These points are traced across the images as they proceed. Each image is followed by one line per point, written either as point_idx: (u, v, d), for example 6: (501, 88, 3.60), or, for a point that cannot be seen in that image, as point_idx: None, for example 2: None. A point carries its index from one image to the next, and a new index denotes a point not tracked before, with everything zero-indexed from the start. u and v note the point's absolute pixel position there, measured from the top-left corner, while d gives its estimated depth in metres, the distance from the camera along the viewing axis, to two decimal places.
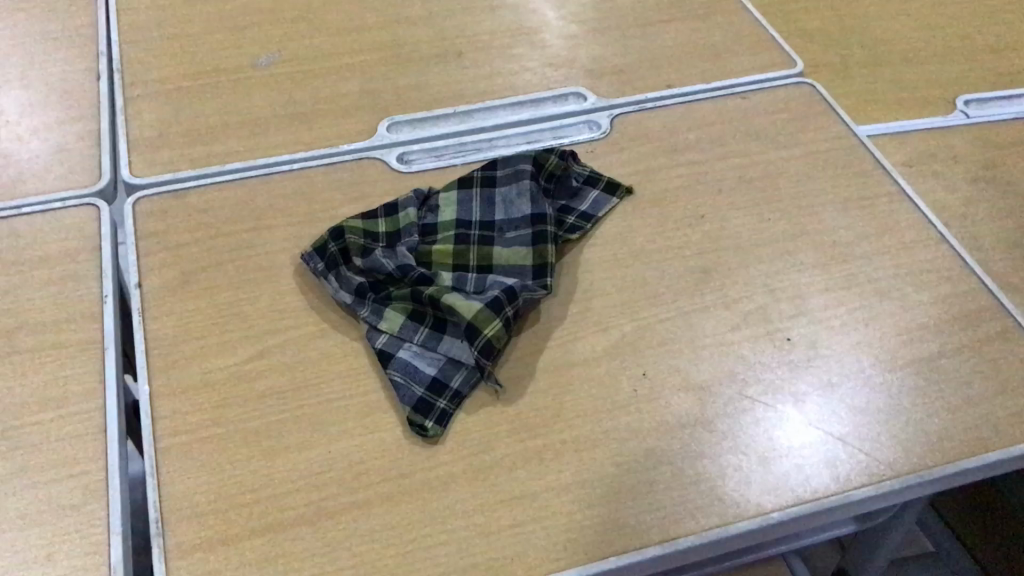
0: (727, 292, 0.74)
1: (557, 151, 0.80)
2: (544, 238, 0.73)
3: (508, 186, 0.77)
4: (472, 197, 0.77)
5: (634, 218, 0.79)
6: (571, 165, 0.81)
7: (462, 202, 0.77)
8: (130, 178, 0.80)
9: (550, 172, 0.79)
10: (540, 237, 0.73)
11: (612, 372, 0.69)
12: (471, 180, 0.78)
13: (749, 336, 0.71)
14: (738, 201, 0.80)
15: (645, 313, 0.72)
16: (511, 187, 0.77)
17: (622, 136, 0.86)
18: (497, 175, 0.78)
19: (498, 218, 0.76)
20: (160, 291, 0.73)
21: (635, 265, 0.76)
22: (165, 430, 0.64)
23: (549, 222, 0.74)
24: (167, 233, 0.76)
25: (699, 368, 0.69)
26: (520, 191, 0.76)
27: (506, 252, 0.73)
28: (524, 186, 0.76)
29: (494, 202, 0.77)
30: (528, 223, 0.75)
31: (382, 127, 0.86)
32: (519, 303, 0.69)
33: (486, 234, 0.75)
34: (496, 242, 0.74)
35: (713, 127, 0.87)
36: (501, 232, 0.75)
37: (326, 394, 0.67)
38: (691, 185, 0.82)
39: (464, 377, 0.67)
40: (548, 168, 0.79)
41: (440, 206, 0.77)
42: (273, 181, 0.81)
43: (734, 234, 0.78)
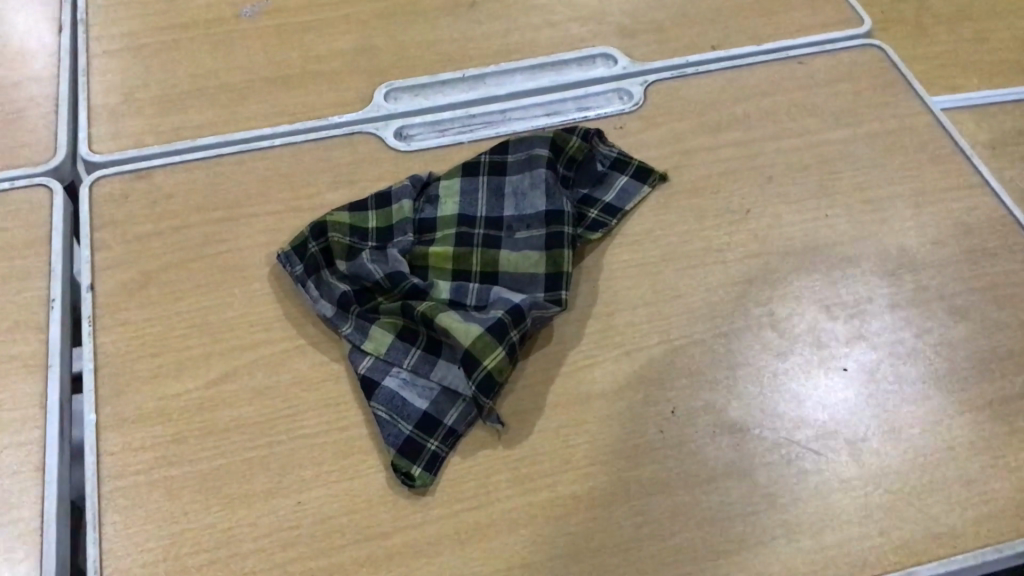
0: (774, 309, 0.63)
1: (580, 130, 0.69)
2: (560, 242, 0.62)
3: (520, 174, 0.66)
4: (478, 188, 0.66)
5: (667, 211, 0.68)
6: (596, 145, 0.70)
7: (466, 193, 0.66)
8: (88, 155, 0.70)
9: (571, 155, 0.68)
10: (555, 240, 0.63)
11: (635, 407, 0.58)
12: (477, 166, 0.67)
13: (799, 365, 0.60)
14: (791, 193, 0.69)
15: (677, 333, 0.62)
16: (524, 175, 0.66)
17: (656, 109, 0.74)
18: (508, 160, 0.67)
19: (508, 214, 0.65)
20: (116, 294, 0.63)
21: (666, 270, 0.64)
22: (113, 470, 0.56)
23: (566, 221, 0.63)
24: (127, 223, 0.66)
25: (738, 404, 0.59)
26: (534, 181, 0.65)
27: (515, 257, 0.63)
28: (538, 176, 0.65)
29: (504, 194, 0.66)
30: (542, 221, 0.64)
31: (379, 95, 0.75)
32: (527, 325, 0.59)
33: (493, 234, 0.64)
34: (504, 244, 0.64)
35: (763, 101, 0.74)
36: (510, 231, 0.64)
37: (300, 428, 0.57)
38: (736, 172, 0.70)
39: (461, 412, 0.57)
40: (568, 151, 0.68)
41: (439, 198, 0.66)
42: (251, 160, 0.70)
43: (785, 235, 0.67)
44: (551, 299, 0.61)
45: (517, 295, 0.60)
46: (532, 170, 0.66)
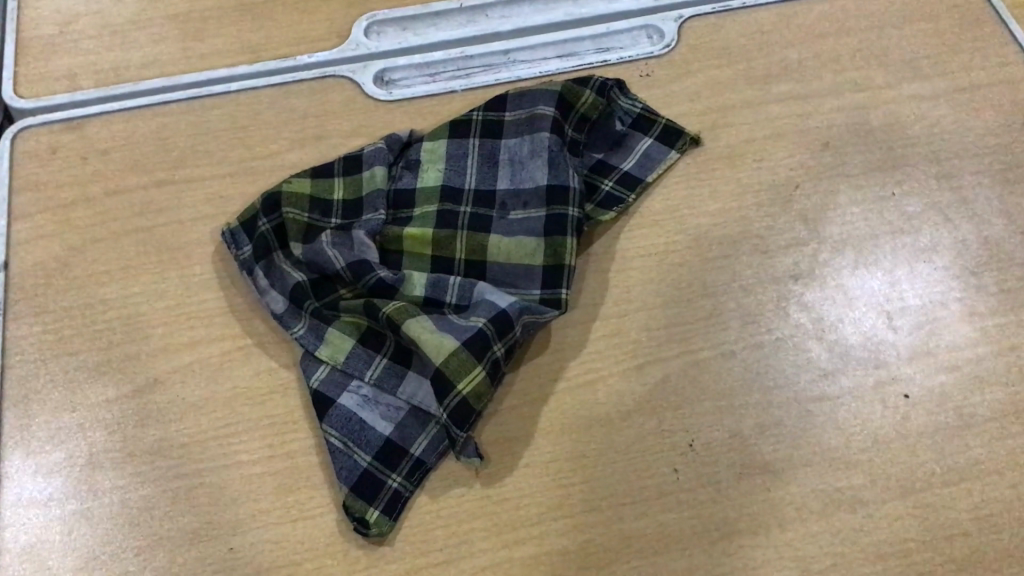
0: (821, 314, 0.51)
1: (595, 82, 0.56)
2: (562, 228, 0.51)
3: (518, 138, 0.55)
4: (468, 155, 0.55)
5: (698, 184, 0.56)
6: (616, 99, 0.58)
7: (453, 159, 0.55)
8: (13, 100, 0.59)
9: (582, 114, 0.56)
10: (557, 224, 0.51)
11: (644, 439, 0.48)
12: (468, 125, 0.56)
13: (851, 389, 0.49)
14: (850, 166, 0.56)
15: (701, 343, 0.50)
16: (523, 139, 0.54)
17: (690, 52, 0.61)
18: (506, 119, 0.56)
19: (502, 187, 0.54)
20: (32, 275, 0.53)
21: (693, 261, 0.53)
22: (14, 500, 0.47)
23: (572, 200, 0.52)
24: (53, 186, 0.56)
25: (772, 439, 0.48)
26: (534, 148, 0.54)
27: (507, 243, 0.51)
28: (540, 141, 0.54)
29: (499, 163, 0.54)
30: (542, 199, 0.52)
31: (359, 29, 0.63)
32: (516, 335, 0.48)
33: (482, 212, 0.53)
34: (496, 226, 0.52)
35: (822, 46, 0.61)
36: (503, 209, 0.53)
37: (237, 453, 0.47)
38: (784, 136, 0.57)
39: (431, 440, 0.47)
40: (579, 108, 0.56)
41: (421, 166, 0.54)
42: (203, 109, 0.59)
43: (841, 220, 0.54)
44: (549, 300, 0.50)
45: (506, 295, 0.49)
46: (533, 133, 0.54)
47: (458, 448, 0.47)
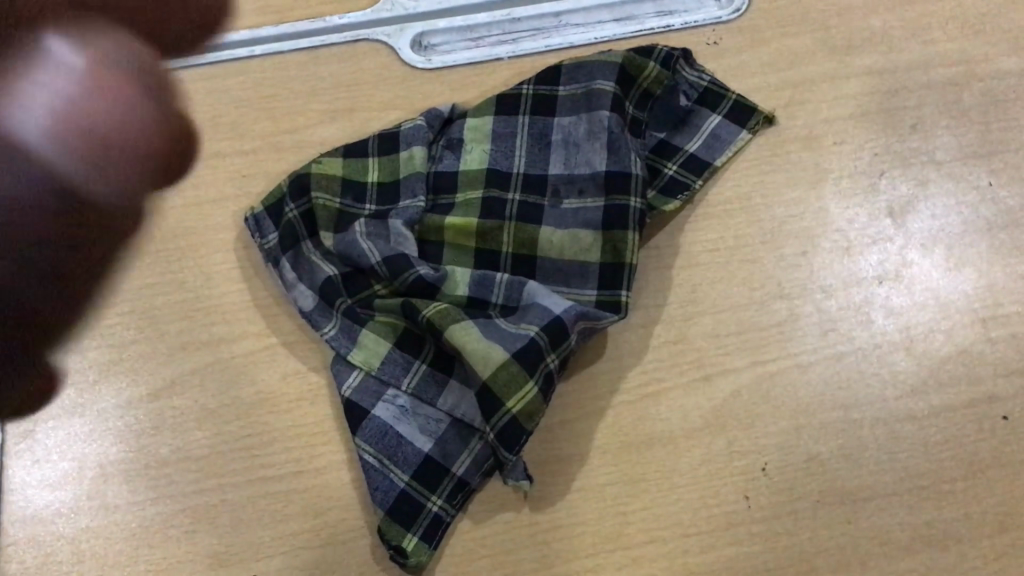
0: (910, 322, 0.46)
1: (659, 53, 0.51)
2: (621, 220, 0.46)
3: (572, 117, 0.49)
4: (517, 135, 0.49)
5: (771, 169, 0.50)
6: (680, 71, 0.52)
7: (500, 138, 0.49)
8: None
9: (644, 89, 0.51)
10: (616, 215, 0.46)
11: (711, 461, 0.43)
12: (517, 100, 0.50)
13: (943, 409, 0.44)
14: (941, 152, 0.50)
15: (774, 353, 0.45)
16: (579, 119, 0.49)
17: (763, 16, 0.55)
18: (559, 94, 0.50)
19: (554, 172, 0.48)
20: None
21: (765, 258, 0.48)
22: (18, 517, 0.43)
23: (634, 190, 0.46)
24: None
25: (854, 464, 0.43)
26: (591, 128, 0.48)
27: (560, 236, 0.46)
28: (597, 121, 0.48)
29: (551, 145, 0.49)
30: (599, 186, 0.47)
31: None
32: (572, 343, 0.43)
33: (533, 200, 0.48)
34: (548, 216, 0.47)
35: (910, 11, 0.55)
36: (556, 197, 0.48)
37: (261, 468, 0.43)
38: (868, 116, 0.51)
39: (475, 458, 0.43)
40: (641, 83, 0.51)
41: (464, 145, 0.49)
42: (223, 76, 0.53)
43: (933, 214, 0.49)
44: (607, 302, 0.45)
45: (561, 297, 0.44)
46: (590, 110, 0.49)
47: (507, 469, 0.42)
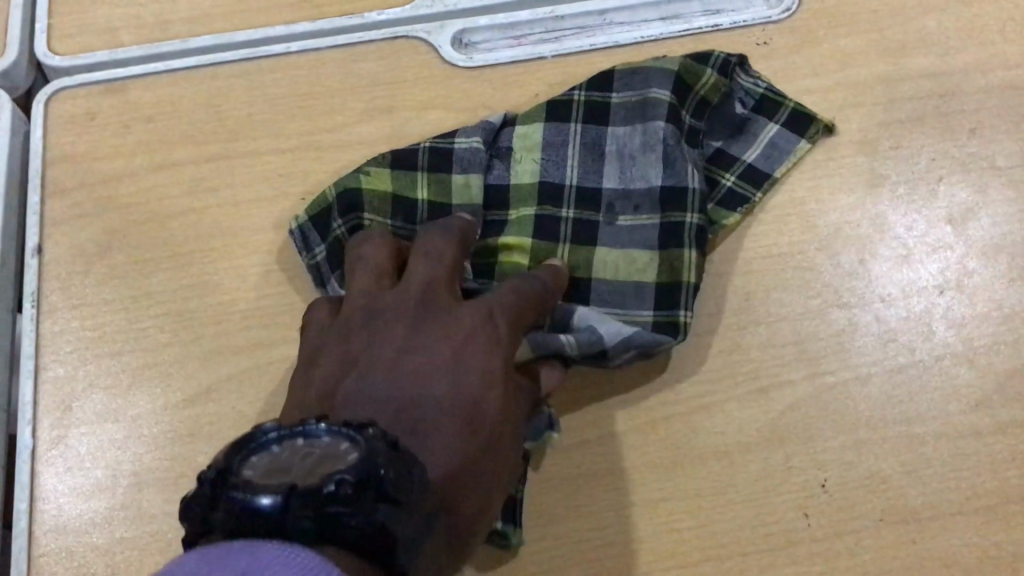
0: (973, 334, 0.44)
1: (717, 58, 0.49)
2: (680, 235, 0.45)
3: (627, 127, 0.47)
4: (569, 143, 0.48)
5: (825, 174, 0.48)
6: (737, 78, 0.49)
7: (551, 151, 0.48)
8: (47, 56, 0.53)
9: (701, 97, 0.48)
10: (675, 230, 0.45)
11: (769, 477, 0.41)
12: (570, 108, 0.48)
13: (1011, 425, 0.42)
14: (1001, 158, 0.49)
15: (833, 365, 0.44)
16: (634, 129, 0.47)
17: (814, 15, 0.53)
18: (612, 102, 0.48)
19: (608, 185, 0.47)
20: (69, 261, 0.47)
21: (821, 266, 0.46)
22: (51, 525, 0.42)
23: (691, 206, 0.45)
24: (93, 158, 0.50)
25: (918, 480, 0.41)
26: (646, 139, 0.47)
27: (617, 257, 0.45)
28: (654, 132, 0.46)
29: (604, 156, 0.47)
30: (656, 199, 0.46)
31: None
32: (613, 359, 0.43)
33: (587, 217, 0.46)
34: (603, 236, 0.46)
35: (966, 12, 0.53)
36: (610, 213, 0.46)
37: None
38: (924, 119, 0.50)
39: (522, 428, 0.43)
40: (699, 90, 0.48)
41: (515, 154, 0.48)
42: (258, 72, 0.52)
43: (995, 222, 0.47)
44: (664, 322, 0.43)
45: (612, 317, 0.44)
46: (646, 120, 0.47)
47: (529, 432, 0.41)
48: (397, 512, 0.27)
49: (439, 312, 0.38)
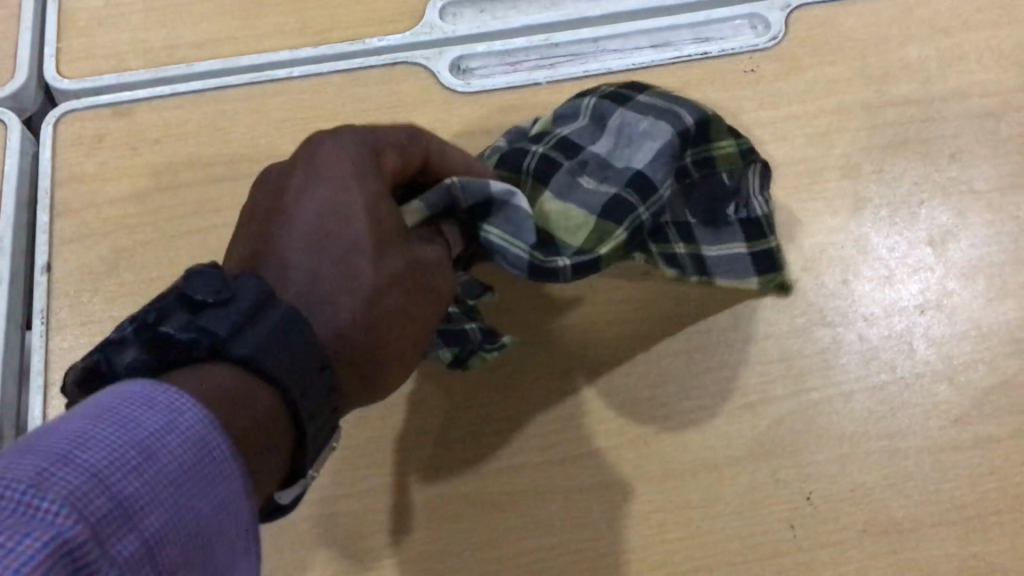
0: (953, 352, 0.46)
1: (746, 145, 0.46)
2: (619, 214, 0.43)
3: (639, 113, 0.46)
4: (580, 117, 0.48)
5: (810, 197, 0.50)
6: (747, 181, 0.47)
7: (570, 117, 0.48)
8: (56, 81, 0.54)
9: (711, 157, 0.46)
10: (619, 209, 0.43)
11: (757, 490, 0.43)
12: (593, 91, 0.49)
13: (988, 440, 0.44)
14: (980, 182, 0.51)
15: (817, 382, 0.45)
16: (642, 116, 0.46)
17: (800, 44, 0.55)
18: (638, 96, 0.48)
19: (595, 151, 0.46)
20: (77, 279, 0.48)
21: (806, 286, 0.48)
22: None
23: (647, 203, 0.44)
24: (100, 179, 0.51)
25: (899, 493, 0.43)
26: (652, 130, 0.45)
27: (558, 208, 0.44)
28: (660, 130, 0.45)
29: (606, 130, 0.47)
30: (624, 177, 0.44)
31: (434, 9, 0.57)
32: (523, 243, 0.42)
33: (553, 156, 0.46)
34: (553, 181, 0.45)
35: (946, 42, 0.55)
36: (580, 168, 0.46)
37: None
38: (905, 145, 0.52)
39: (468, 351, 0.44)
40: (712, 150, 0.46)
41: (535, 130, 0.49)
42: (262, 96, 0.53)
43: (973, 244, 0.49)
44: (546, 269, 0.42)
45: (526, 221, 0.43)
46: (664, 118, 0.45)
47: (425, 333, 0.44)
48: (221, 318, 0.30)
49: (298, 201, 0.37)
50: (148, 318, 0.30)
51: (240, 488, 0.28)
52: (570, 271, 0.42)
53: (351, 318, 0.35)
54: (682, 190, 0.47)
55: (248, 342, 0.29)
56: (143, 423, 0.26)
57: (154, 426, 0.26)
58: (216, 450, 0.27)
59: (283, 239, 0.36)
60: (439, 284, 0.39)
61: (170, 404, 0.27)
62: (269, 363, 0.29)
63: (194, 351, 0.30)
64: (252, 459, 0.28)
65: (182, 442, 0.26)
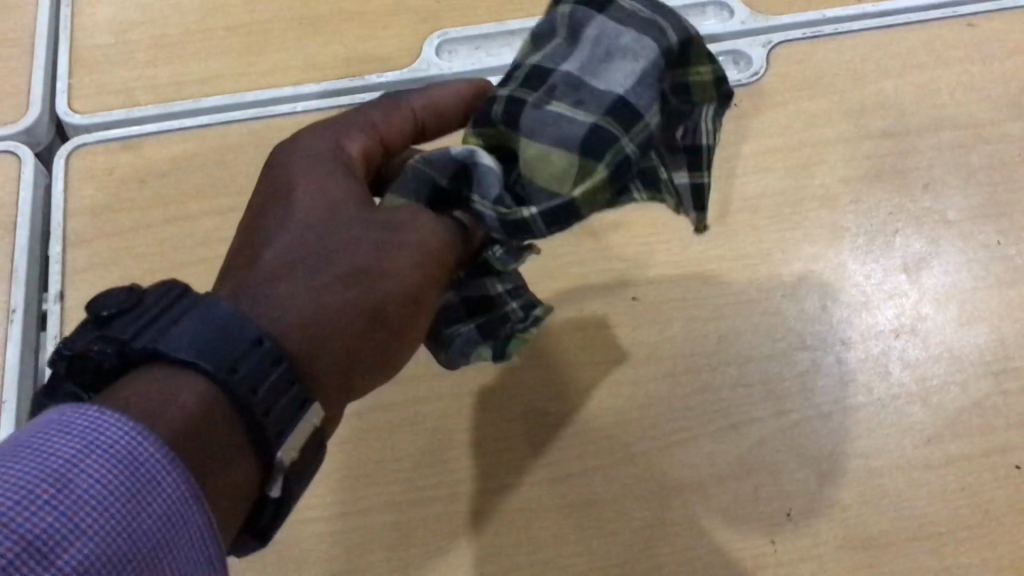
0: (926, 373, 0.48)
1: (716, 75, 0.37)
2: (596, 153, 0.35)
3: (619, 24, 0.37)
4: (556, 32, 0.38)
5: (790, 226, 0.53)
6: (700, 114, 0.38)
7: (544, 36, 0.39)
8: (68, 116, 0.57)
9: (688, 82, 0.37)
10: (596, 145, 0.35)
11: (739, 507, 0.45)
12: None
13: (960, 457, 0.46)
14: (952, 212, 0.53)
15: (797, 404, 0.47)
16: (624, 30, 0.36)
17: (780, 79, 0.58)
18: (619, 3, 0.37)
19: (565, 68, 0.37)
20: (89, 306, 0.50)
21: (786, 311, 0.50)
22: None
23: (630, 133, 0.35)
24: (110, 209, 0.53)
25: (876, 509, 0.45)
26: (633, 47, 0.36)
27: (537, 157, 0.36)
28: (643, 48, 0.36)
29: (579, 44, 0.37)
30: (601, 106, 0.36)
31: (431, 47, 0.59)
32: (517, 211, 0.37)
33: (519, 94, 0.37)
34: (524, 121, 0.37)
35: (919, 78, 0.57)
36: (547, 95, 0.36)
37: (302, 511, 0.46)
38: (881, 176, 0.54)
39: (507, 334, 0.43)
40: (687, 72, 0.37)
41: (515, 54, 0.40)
42: (266, 130, 0.56)
43: (945, 271, 0.51)
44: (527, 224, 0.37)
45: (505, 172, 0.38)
46: (647, 33, 0.36)
47: (459, 361, 0.44)
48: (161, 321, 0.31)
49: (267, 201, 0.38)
50: (65, 352, 0.31)
51: (182, 483, 0.28)
52: (541, 221, 0.36)
53: (300, 289, 0.35)
54: (670, 121, 0.37)
55: (174, 339, 0.30)
56: (60, 444, 0.26)
57: (74, 448, 0.26)
58: (145, 460, 0.27)
59: (249, 246, 0.37)
60: (419, 237, 0.37)
61: (89, 423, 0.27)
62: (187, 347, 0.30)
63: (118, 365, 0.30)
64: (196, 461, 0.29)
65: (105, 458, 0.26)
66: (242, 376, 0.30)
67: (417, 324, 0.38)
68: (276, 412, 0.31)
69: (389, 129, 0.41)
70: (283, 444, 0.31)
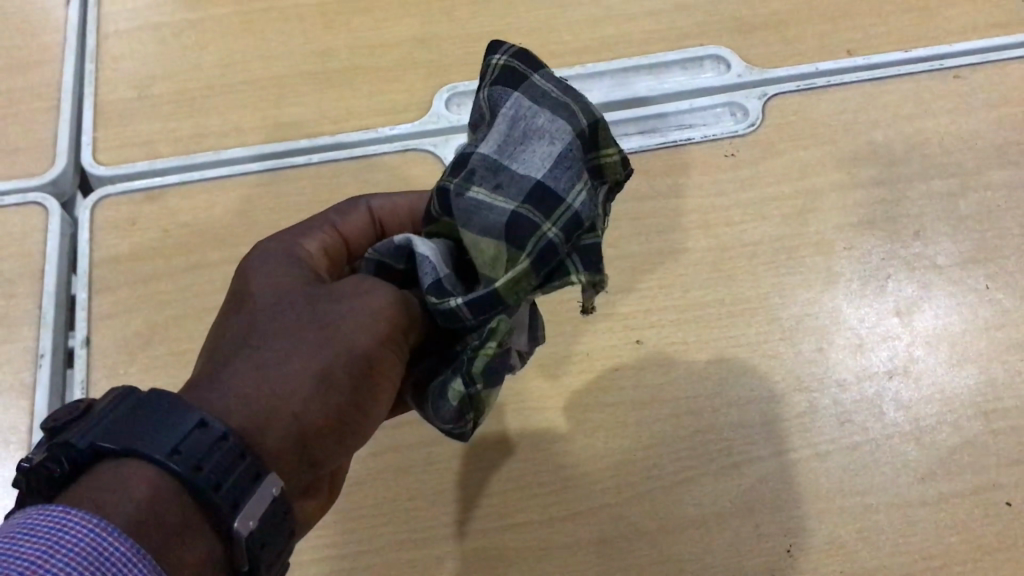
0: (918, 414, 0.50)
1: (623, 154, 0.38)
2: (520, 237, 0.36)
3: (533, 104, 0.37)
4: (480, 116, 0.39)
5: (788, 271, 0.55)
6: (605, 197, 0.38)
7: (476, 127, 0.40)
8: (93, 167, 0.59)
9: (600, 165, 0.37)
10: (520, 230, 0.36)
11: (741, 544, 0.47)
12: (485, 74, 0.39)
13: (952, 495, 0.48)
14: (942, 258, 0.55)
15: (796, 444, 0.49)
16: (539, 111, 0.37)
17: (776, 130, 0.60)
18: (531, 82, 0.38)
19: (484, 149, 0.37)
20: (114, 351, 0.52)
21: (784, 354, 0.52)
22: None
23: (551, 216, 0.36)
24: (133, 258, 0.56)
25: (872, 545, 0.47)
26: (548, 129, 0.37)
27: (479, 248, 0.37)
28: (558, 131, 0.37)
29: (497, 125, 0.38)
30: (521, 190, 0.36)
31: (441, 100, 0.62)
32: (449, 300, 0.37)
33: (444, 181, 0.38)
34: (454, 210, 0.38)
35: (909, 128, 0.60)
36: (466, 180, 0.37)
37: (320, 550, 0.48)
38: (873, 223, 0.56)
39: (470, 355, 0.37)
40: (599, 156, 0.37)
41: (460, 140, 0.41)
42: (283, 181, 0.58)
43: (937, 315, 0.53)
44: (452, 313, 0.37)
45: (446, 257, 0.39)
46: (560, 114, 0.37)
47: (450, 415, 0.38)
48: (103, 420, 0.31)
49: (228, 305, 0.40)
50: (23, 465, 0.31)
51: (148, 573, 0.29)
52: (467, 308, 0.36)
53: (249, 366, 0.36)
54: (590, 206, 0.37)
55: (116, 433, 0.31)
56: (27, 546, 0.27)
57: (39, 549, 0.27)
58: (111, 553, 0.28)
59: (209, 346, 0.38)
60: (365, 301, 0.38)
61: (55, 523, 0.28)
62: (130, 437, 0.31)
63: (69, 472, 0.31)
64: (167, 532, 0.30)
65: (71, 553, 0.27)
66: (185, 454, 0.30)
67: (380, 387, 0.38)
68: (224, 486, 0.31)
69: (347, 228, 0.44)
70: (240, 514, 0.31)
